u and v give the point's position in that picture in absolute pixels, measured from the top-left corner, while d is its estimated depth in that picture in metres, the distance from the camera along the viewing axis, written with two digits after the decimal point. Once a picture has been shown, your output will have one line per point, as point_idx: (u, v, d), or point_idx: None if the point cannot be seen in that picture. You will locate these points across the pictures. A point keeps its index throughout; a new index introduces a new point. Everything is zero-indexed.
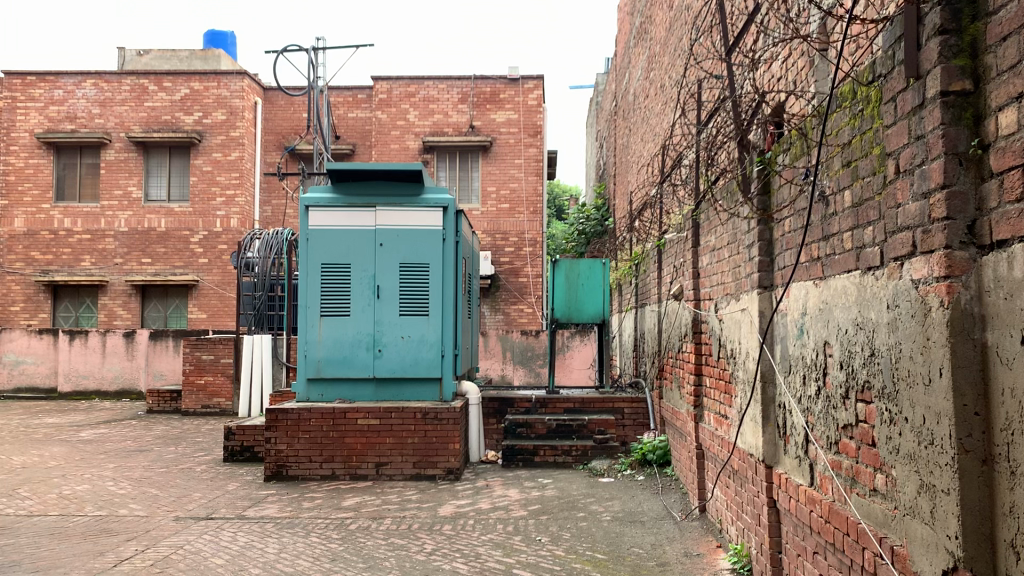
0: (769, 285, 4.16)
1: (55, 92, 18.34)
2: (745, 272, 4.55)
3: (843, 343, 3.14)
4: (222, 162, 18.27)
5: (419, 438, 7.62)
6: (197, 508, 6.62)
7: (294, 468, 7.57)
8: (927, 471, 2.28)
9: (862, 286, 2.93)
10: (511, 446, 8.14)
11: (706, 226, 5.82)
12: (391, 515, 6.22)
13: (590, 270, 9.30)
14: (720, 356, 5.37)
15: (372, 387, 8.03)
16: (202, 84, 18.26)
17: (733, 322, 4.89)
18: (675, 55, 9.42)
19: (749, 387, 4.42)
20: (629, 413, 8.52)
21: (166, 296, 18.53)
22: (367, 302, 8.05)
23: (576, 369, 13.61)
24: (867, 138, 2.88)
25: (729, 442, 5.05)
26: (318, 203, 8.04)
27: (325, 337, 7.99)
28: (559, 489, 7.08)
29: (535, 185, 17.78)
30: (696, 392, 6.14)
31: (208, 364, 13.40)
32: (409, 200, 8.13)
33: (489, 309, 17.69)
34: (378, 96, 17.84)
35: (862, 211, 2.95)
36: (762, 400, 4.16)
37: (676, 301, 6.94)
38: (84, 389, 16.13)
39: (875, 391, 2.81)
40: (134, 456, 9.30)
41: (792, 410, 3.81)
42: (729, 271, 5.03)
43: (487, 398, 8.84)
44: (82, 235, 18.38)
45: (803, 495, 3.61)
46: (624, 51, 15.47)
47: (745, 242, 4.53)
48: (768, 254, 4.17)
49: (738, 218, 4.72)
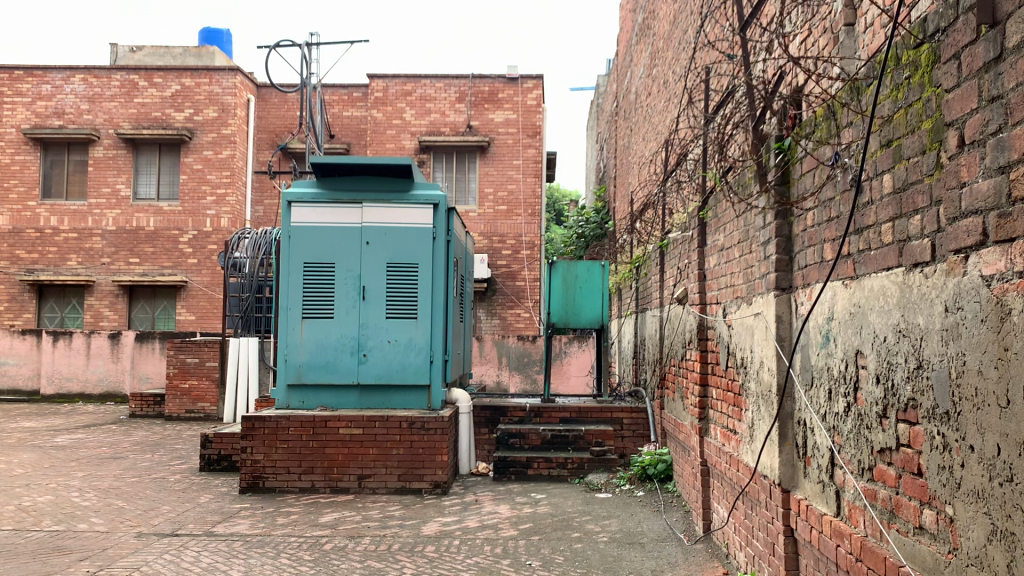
0: (788, 287, 3.71)
1: (43, 87, 17.90)
2: (759, 273, 4.08)
3: (880, 353, 2.70)
4: (213, 161, 17.83)
5: (405, 449, 7.16)
6: (163, 522, 6.15)
7: (271, 480, 7.12)
8: (1003, 514, 1.85)
9: (906, 285, 2.49)
10: (503, 458, 7.67)
11: (715, 222, 5.35)
12: (371, 534, 5.77)
13: (589, 273, 8.82)
14: (729, 366, 4.94)
15: (356, 394, 7.57)
16: (194, 80, 17.84)
17: (744, 328, 4.46)
18: (681, 47, 8.98)
19: (764, 399, 3.96)
20: (629, 423, 8.09)
21: (154, 297, 18.08)
22: (351, 304, 7.59)
23: (574, 376, 13.13)
24: (914, 111, 2.45)
25: (738, 460, 4.62)
26: (301, 198, 7.59)
27: (307, 341, 7.53)
28: (552, 506, 6.61)
29: (534, 186, 17.32)
30: (701, 403, 5.68)
31: (193, 367, 12.97)
32: (398, 197, 7.67)
33: (485, 313, 17.26)
34: (373, 94, 17.39)
35: (906, 197, 2.52)
36: (779, 416, 3.70)
37: (680, 304, 6.49)
38: (67, 392, 15.66)
39: (923, 410, 2.37)
40: (106, 464, 8.83)
41: (814, 429, 3.37)
42: (739, 273, 4.60)
43: (479, 407, 8.36)
44: (69, 233, 17.93)
45: (827, 527, 3.15)
46: (626, 49, 15.06)
47: (759, 237, 4.08)
48: (786, 253, 3.73)
49: (752, 211, 4.27)
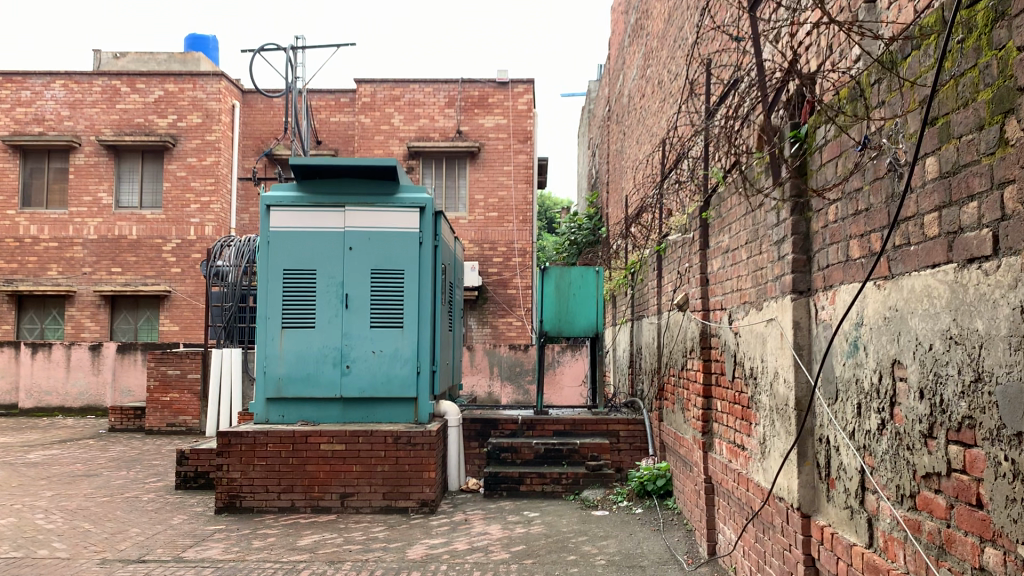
0: (807, 289, 3.35)
1: (23, 93, 17.48)
2: (772, 274, 3.72)
3: (924, 364, 2.34)
4: (197, 168, 17.42)
5: (390, 466, 6.77)
6: (130, 547, 5.75)
7: (249, 500, 6.73)
8: None
9: (959, 284, 2.13)
10: (494, 474, 7.29)
11: (719, 222, 5.01)
12: (352, 559, 5.38)
13: (583, 279, 8.47)
14: (736, 377, 4.58)
15: (339, 408, 7.19)
16: (177, 86, 17.42)
17: (753, 336, 4.11)
18: (676, 45, 8.64)
19: (780, 413, 3.59)
20: (626, 436, 7.76)
21: (137, 307, 17.66)
22: (334, 312, 7.21)
23: (567, 386, 12.76)
24: (966, 81, 2.09)
25: (747, 479, 4.28)
26: (280, 202, 7.21)
27: (288, 352, 7.15)
28: (546, 526, 6.24)
29: (525, 193, 16.97)
30: (704, 416, 5.31)
31: (174, 379, 12.56)
32: (382, 200, 7.30)
33: (476, 322, 16.89)
34: (361, 99, 17.02)
35: (955, 183, 2.17)
36: (798, 433, 3.33)
37: (679, 310, 6.15)
38: (46, 406, 15.22)
39: (984, 429, 2.02)
40: (77, 482, 8.42)
41: (840, 449, 3.00)
42: (747, 276, 4.26)
43: (469, 419, 7.96)
44: (49, 242, 17.53)
45: (857, 560, 2.78)
46: (618, 52, 14.72)
47: (772, 236, 3.72)
48: (804, 251, 3.36)
49: (762, 206, 3.92)
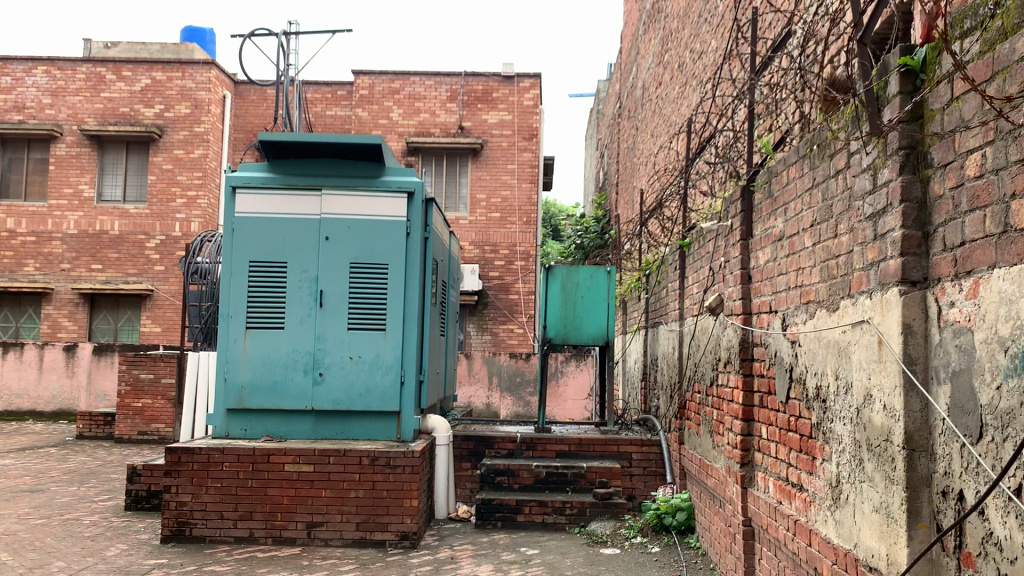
0: (922, 278, 2.37)
1: (3, 78, 16.52)
2: (862, 262, 2.74)
3: None
4: (184, 160, 16.49)
5: (365, 492, 5.78)
6: None
7: (200, 528, 5.76)
8: None
9: None
10: (487, 502, 6.29)
11: (768, 199, 4.07)
12: None
13: (591, 280, 7.48)
14: (792, 398, 3.61)
15: (310, 421, 6.22)
16: (165, 74, 16.47)
17: (824, 345, 3.13)
18: (702, 20, 7.69)
19: (876, 451, 2.59)
20: (639, 460, 6.78)
21: (117, 307, 16.70)
22: (306, 311, 6.24)
23: (571, 399, 11.80)
24: None
25: (808, 531, 3.30)
26: (247, 183, 6.24)
27: (252, 356, 6.18)
28: (547, 568, 5.24)
29: (530, 193, 15.99)
30: (743, 444, 4.31)
31: (147, 384, 11.56)
32: (365, 183, 6.32)
33: (475, 329, 15.92)
34: (357, 91, 16.06)
35: None
36: (906, 482, 2.36)
37: (709, 316, 5.19)
38: (16, 410, 14.22)
39: None
40: (16, 499, 7.43)
41: (988, 511, 2.01)
42: (814, 269, 3.30)
43: (460, 437, 6.96)
44: (27, 237, 16.58)
45: None
46: (631, 44, 13.79)
47: (864, 210, 2.73)
48: (920, 226, 2.39)
49: (847, 171, 2.93)
